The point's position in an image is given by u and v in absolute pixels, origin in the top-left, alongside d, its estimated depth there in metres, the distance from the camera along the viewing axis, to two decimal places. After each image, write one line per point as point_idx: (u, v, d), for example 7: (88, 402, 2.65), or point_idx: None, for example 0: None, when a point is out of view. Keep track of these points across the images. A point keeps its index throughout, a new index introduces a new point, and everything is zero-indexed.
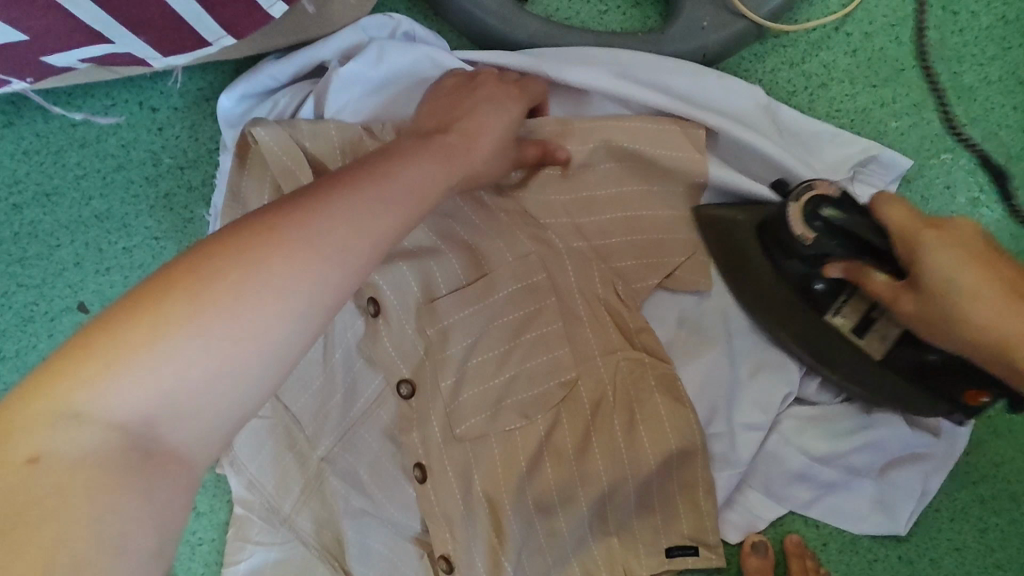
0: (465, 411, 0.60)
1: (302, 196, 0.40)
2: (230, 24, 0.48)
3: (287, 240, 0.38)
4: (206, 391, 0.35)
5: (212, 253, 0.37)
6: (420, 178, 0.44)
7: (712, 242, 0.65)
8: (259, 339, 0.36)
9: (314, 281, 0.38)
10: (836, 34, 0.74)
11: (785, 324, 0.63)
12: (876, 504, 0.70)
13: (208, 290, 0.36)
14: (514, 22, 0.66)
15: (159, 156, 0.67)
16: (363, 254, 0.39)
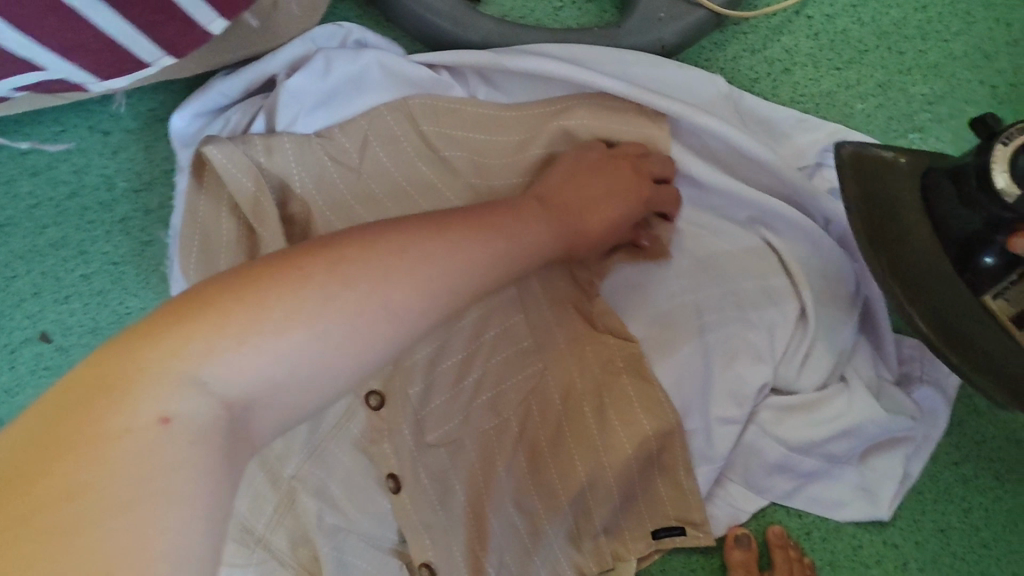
0: (435, 418, 0.60)
1: (430, 217, 0.43)
2: (169, 43, 0.47)
3: (418, 247, 0.40)
4: (310, 372, 0.37)
5: (368, 241, 0.40)
6: (539, 235, 0.50)
7: (853, 195, 0.53)
8: (368, 339, 0.38)
9: (450, 288, 0.41)
10: (797, 18, 0.73)
11: (931, 298, 0.51)
12: (858, 490, 0.69)
13: (353, 274, 0.38)
14: (466, 23, 0.65)
15: (113, 180, 0.66)
16: (489, 279, 0.43)
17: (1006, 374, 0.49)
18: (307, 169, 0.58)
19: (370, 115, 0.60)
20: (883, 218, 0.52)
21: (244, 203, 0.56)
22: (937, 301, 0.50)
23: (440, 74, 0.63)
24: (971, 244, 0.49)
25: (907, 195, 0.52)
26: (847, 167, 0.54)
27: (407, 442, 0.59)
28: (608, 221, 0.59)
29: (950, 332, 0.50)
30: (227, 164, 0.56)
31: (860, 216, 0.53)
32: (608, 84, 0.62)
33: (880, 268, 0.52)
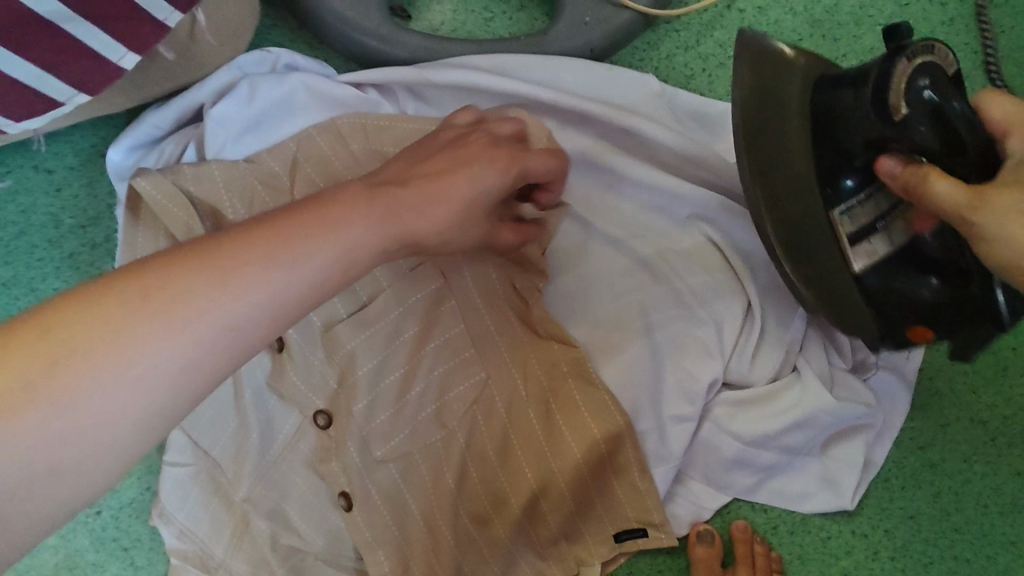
0: (380, 434, 0.60)
1: (198, 252, 0.38)
2: (80, 81, 0.49)
3: (171, 305, 0.36)
4: (53, 464, 0.34)
5: (114, 292, 0.36)
6: (360, 239, 0.41)
7: (747, 90, 0.54)
8: (119, 418, 0.35)
9: (222, 330, 0.37)
10: (728, 11, 0.73)
11: (777, 196, 0.54)
12: (821, 480, 0.68)
13: (97, 338, 0.35)
14: (394, 41, 0.66)
15: (60, 217, 0.67)
16: (277, 309, 0.38)
17: (827, 275, 0.54)
18: (239, 195, 0.59)
19: (299, 136, 0.61)
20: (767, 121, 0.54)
21: (177, 230, 0.57)
22: (790, 209, 0.53)
23: (368, 91, 0.64)
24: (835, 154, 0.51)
25: (793, 100, 0.53)
26: (747, 63, 0.55)
27: (353, 457, 0.59)
28: (457, 210, 0.46)
29: (790, 232, 0.54)
30: (156, 195, 0.57)
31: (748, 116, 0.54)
32: (533, 90, 0.63)
33: (751, 164, 0.54)
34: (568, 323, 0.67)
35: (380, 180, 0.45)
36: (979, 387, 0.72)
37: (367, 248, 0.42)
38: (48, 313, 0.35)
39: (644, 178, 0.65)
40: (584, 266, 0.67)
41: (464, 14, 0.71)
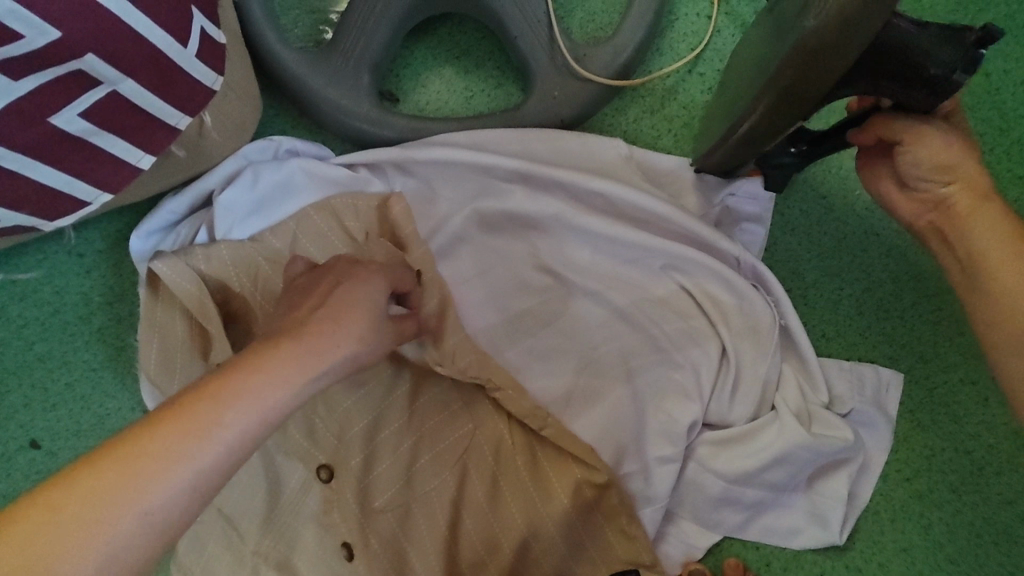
0: (379, 485, 0.64)
1: (119, 443, 0.39)
2: (103, 182, 0.56)
3: (94, 504, 0.38)
4: None
5: (23, 516, 0.37)
6: (279, 397, 0.43)
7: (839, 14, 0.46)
8: None
9: (148, 518, 0.38)
10: (690, 76, 0.79)
11: (774, 108, 0.55)
12: (809, 515, 0.70)
13: (29, 553, 0.36)
14: (383, 123, 0.73)
15: (90, 295, 0.74)
16: (189, 489, 0.40)
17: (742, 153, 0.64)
18: (245, 272, 0.66)
19: (298, 215, 0.69)
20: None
21: (193, 306, 0.63)
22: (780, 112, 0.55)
23: (359, 170, 0.71)
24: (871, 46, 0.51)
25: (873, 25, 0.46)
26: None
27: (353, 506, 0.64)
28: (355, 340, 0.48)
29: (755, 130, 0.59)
30: (170, 273, 0.63)
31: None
32: (505, 160, 0.69)
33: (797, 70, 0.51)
34: (552, 372, 0.71)
35: (280, 329, 0.47)
36: (961, 416, 0.74)
37: (277, 403, 0.43)
38: None
39: (616, 235, 0.69)
40: (564, 318, 0.72)
41: (446, 94, 0.79)
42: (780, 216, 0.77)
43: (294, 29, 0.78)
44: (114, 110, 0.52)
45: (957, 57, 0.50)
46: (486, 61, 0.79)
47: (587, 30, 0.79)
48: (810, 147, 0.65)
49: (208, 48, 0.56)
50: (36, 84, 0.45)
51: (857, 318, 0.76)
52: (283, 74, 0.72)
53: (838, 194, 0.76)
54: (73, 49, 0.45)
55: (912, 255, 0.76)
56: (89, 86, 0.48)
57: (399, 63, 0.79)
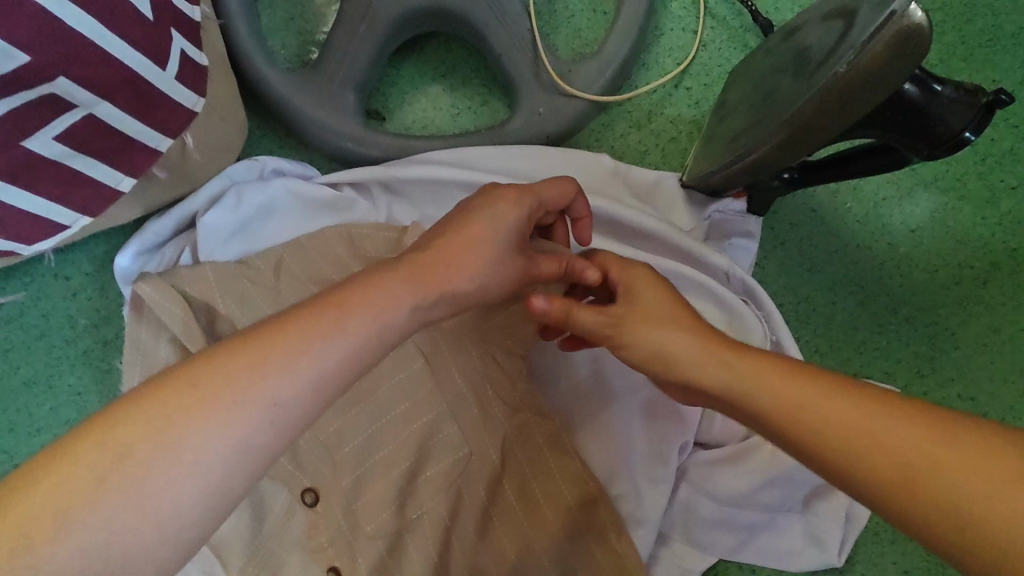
0: (369, 512, 0.61)
1: (262, 329, 0.41)
2: (83, 206, 0.56)
3: (234, 382, 0.39)
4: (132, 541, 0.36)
5: (174, 386, 0.39)
6: (405, 309, 0.44)
7: (869, 63, 0.47)
8: (194, 490, 0.37)
9: (271, 410, 0.39)
10: (676, 90, 0.79)
11: (788, 142, 0.55)
12: (807, 538, 0.68)
13: (171, 423, 0.38)
14: (368, 141, 0.73)
15: (76, 318, 0.74)
16: (304, 401, 0.40)
17: (740, 180, 0.65)
18: (229, 291, 0.64)
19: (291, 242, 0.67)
20: (845, 39, 0.49)
21: (176, 327, 0.61)
22: (792, 148, 0.56)
23: (343, 189, 0.70)
24: (890, 97, 0.52)
25: (893, 76, 0.48)
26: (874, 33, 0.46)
27: (344, 531, 0.61)
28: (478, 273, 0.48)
29: (761, 162, 0.60)
30: (156, 297, 0.62)
31: (896, 41, 0.45)
32: (492, 178, 0.68)
33: (812, 110, 0.51)
34: (543, 389, 0.70)
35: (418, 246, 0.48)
36: None
37: (390, 328, 0.43)
38: (131, 402, 0.38)
39: None
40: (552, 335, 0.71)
41: (432, 111, 0.78)
42: (770, 231, 0.76)
43: (281, 50, 0.78)
44: (90, 133, 0.52)
45: (964, 122, 0.52)
46: (472, 78, 0.79)
47: (573, 46, 0.79)
48: (800, 174, 0.66)
49: (188, 70, 0.56)
50: (8, 109, 0.45)
51: (853, 332, 0.75)
52: (267, 94, 0.72)
53: (827, 209, 0.76)
54: (44, 73, 0.45)
55: (904, 269, 0.75)
56: (64, 109, 0.48)
57: (386, 82, 0.79)
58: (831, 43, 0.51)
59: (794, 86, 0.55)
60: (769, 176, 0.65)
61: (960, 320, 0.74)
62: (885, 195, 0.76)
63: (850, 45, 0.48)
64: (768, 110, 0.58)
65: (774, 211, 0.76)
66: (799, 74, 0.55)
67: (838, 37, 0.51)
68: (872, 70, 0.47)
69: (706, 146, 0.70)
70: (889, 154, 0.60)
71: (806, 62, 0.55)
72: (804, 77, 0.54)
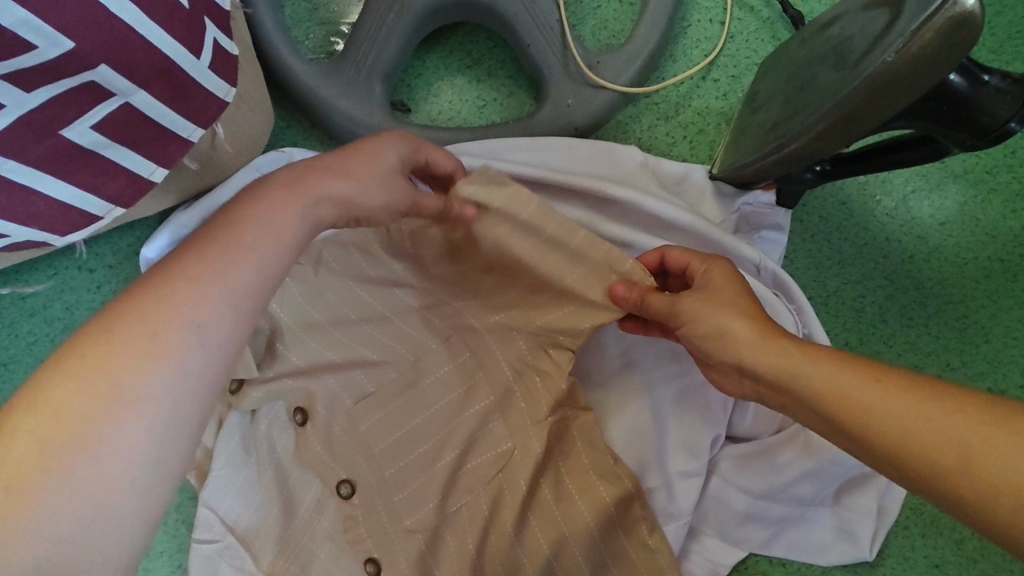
0: (410, 504, 0.62)
1: (165, 269, 0.42)
2: (116, 196, 0.55)
3: (155, 314, 0.40)
4: (104, 483, 0.37)
5: (92, 335, 0.39)
6: (299, 214, 0.46)
7: (918, 52, 0.46)
8: (148, 423, 0.38)
9: (197, 330, 0.40)
10: (704, 82, 0.78)
11: (827, 134, 0.54)
12: (838, 532, 0.68)
13: (102, 369, 0.38)
14: (395, 132, 0.72)
15: (100, 311, 0.73)
16: (245, 304, 0.42)
17: (773, 173, 0.64)
18: None
19: None
20: (890, 29, 0.48)
21: None
22: (831, 140, 0.55)
23: None
24: (936, 87, 0.51)
25: (941, 65, 0.47)
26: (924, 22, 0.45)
27: (384, 523, 0.62)
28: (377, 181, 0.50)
29: (798, 154, 0.59)
30: None
31: (946, 29, 0.45)
32: (525, 170, 0.67)
33: (855, 101, 0.50)
34: None
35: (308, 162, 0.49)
36: None
37: (285, 236, 0.46)
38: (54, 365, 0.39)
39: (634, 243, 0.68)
40: None
41: (458, 103, 0.78)
42: (799, 225, 0.76)
43: (305, 41, 0.77)
44: (126, 122, 0.51)
45: (1009, 112, 0.52)
46: (498, 70, 0.78)
47: (600, 38, 0.78)
48: (832, 167, 0.66)
49: (221, 60, 0.56)
50: (49, 95, 0.44)
51: (883, 326, 0.74)
52: (294, 85, 0.72)
53: (857, 201, 0.75)
54: (87, 60, 0.44)
55: (934, 262, 0.74)
56: (102, 98, 0.48)
57: (411, 73, 0.78)
58: (874, 34, 0.51)
59: (835, 77, 0.54)
60: (802, 169, 0.64)
61: (990, 313, 0.74)
62: (916, 188, 0.75)
63: (896, 34, 0.47)
64: (806, 100, 0.58)
65: (802, 204, 0.76)
66: (840, 63, 0.54)
67: (884, 27, 0.50)
68: (921, 59, 0.46)
69: (738, 138, 0.69)
70: (927, 146, 0.60)
71: (846, 53, 0.54)
72: (846, 67, 0.53)
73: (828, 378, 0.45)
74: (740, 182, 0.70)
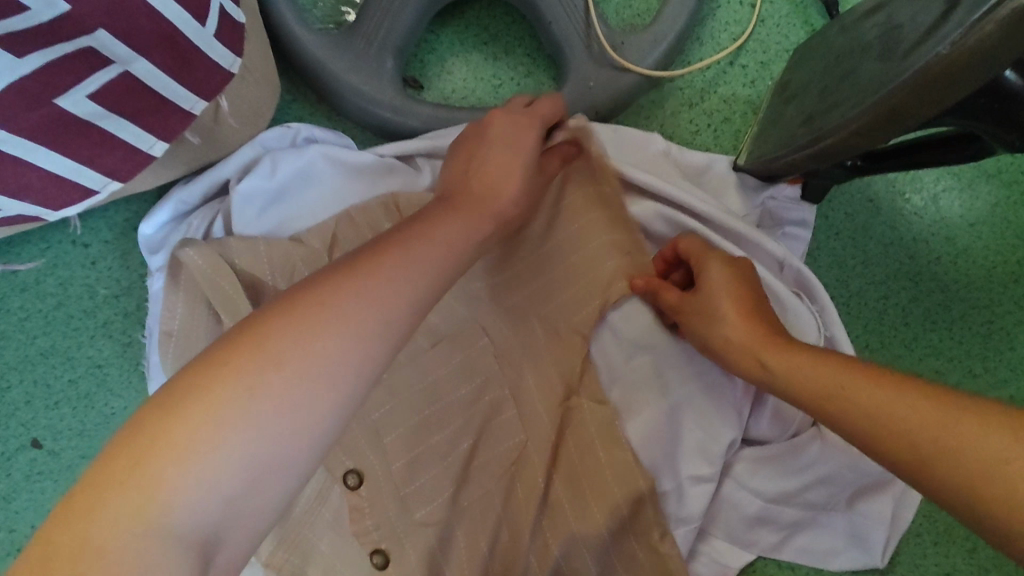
0: (420, 497, 0.60)
1: (351, 261, 0.42)
2: (112, 170, 0.52)
3: (346, 289, 0.40)
4: (273, 453, 0.37)
5: (283, 312, 0.39)
6: (466, 235, 0.48)
7: (977, 48, 0.42)
8: (332, 387, 0.38)
9: (379, 308, 0.40)
10: (731, 68, 0.74)
11: (867, 129, 0.52)
12: (850, 538, 0.66)
13: (288, 338, 0.38)
14: (406, 110, 0.69)
15: (95, 288, 0.70)
16: (386, 342, 0.40)
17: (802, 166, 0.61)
18: (279, 268, 0.62)
19: (340, 217, 0.65)
20: (946, 20, 0.45)
21: (220, 302, 0.59)
22: (871, 136, 0.52)
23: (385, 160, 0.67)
24: (990, 83, 0.48)
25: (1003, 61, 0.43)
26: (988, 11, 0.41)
27: (391, 516, 0.58)
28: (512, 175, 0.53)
29: (833, 148, 0.56)
30: (201, 264, 0.59)
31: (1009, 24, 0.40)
32: None
33: (902, 95, 0.47)
34: None
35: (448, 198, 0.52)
36: None
37: (459, 248, 0.46)
38: (255, 328, 0.39)
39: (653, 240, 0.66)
40: None
41: (473, 81, 0.74)
42: (823, 220, 0.73)
43: (314, 10, 0.73)
44: (124, 91, 0.48)
45: None
46: (516, 47, 0.74)
47: (624, 17, 0.74)
48: (863, 162, 0.63)
49: (226, 27, 0.52)
50: (41, 62, 0.41)
51: (905, 329, 0.72)
52: (301, 57, 0.68)
53: (884, 199, 0.72)
54: (84, 23, 0.41)
55: (960, 265, 0.72)
56: (100, 64, 0.45)
57: (424, 48, 0.75)
58: (928, 23, 0.47)
59: (881, 68, 0.51)
60: (831, 166, 0.62)
61: (1016, 320, 0.71)
62: (947, 188, 0.72)
63: (955, 23, 0.43)
64: (849, 92, 0.54)
65: (830, 199, 0.73)
66: (887, 54, 0.51)
67: (938, 15, 0.46)
68: (981, 54, 0.42)
69: (770, 128, 0.66)
70: (970, 144, 0.57)
71: (895, 42, 0.51)
72: (894, 59, 0.50)
73: (822, 378, 0.47)
74: (765, 176, 0.67)
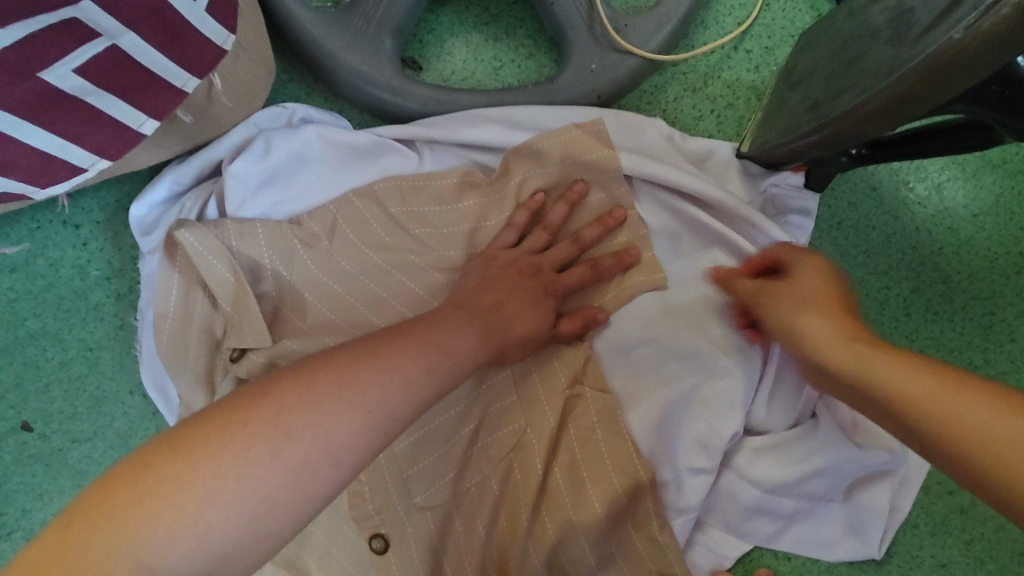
0: (420, 483, 0.60)
1: (357, 350, 0.45)
2: (101, 149, 0.51)
3: (345, 378, 0.42)
4: (238, 530, 0.38)
5: (286, 390, 0.41)
6: (470, 341, 0.51)
7: (993, 33, 0.40)
8: (303, 480, 0.40)
9: (371, 405, 0.42)
10: (736, 53, 0.73)
11: (876, 118, 0.51)
12: (847, 528, 0.66)
13: (284, 421, 0.40)
14: (404, 92, 0.67)
15: (86, 269, 0.69)
16: (371, 442, 0.42)
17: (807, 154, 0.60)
18: (277, 252, 0.62)
19: (339, 201, 0.64)
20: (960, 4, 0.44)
21: (224, 293, 0.59)
22: (879, 124, 0.51)
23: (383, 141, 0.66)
24: (1003, 70, 0.47)
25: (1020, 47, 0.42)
26: None
27: (392, 501, 0.59)
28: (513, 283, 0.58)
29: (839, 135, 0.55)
30: (200, 250, 0.59)
31: None
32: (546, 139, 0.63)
33: (913, 81, 0.46)
34: None
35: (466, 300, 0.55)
36: None
37: (459, 355, 0.49)
38: (256, 400, 0.41)
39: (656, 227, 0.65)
40: None
41: (473, 63, 0.73)
42: (826, 210, 0.72)
43: None
44: (111, 66, 0.47)
45: None
46: (517, 29, 0.73)
47: None
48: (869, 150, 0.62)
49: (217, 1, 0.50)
50: (23, 34, 0.40)
51: (906, 320, 0.71)
52: (297, 36, 0.66)
53: (888, 188, 0.71)
54: None
55: (963, 255, 0.71)
56: (86, 37, 0.43)
57: (424, 28, 0.73)
58: (940, 7, 0.46)
59: (892, 53, 0.49)
60: (836, 154, 0.61)
61: (1018, 312, 0.71)
62: (951, 178, 0.71)
63: (969, 7, 0.41)
64: (857, 77, 0.53)
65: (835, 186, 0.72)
66: (897, 39, 0.50)
67: None
68: (998, 40, 0.41)
69: (775, 114, 0.65)
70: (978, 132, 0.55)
71: (906, 27, 0.49)
72: (904, 44, 0.48)
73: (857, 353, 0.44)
74: (769, 163, 0.66)
